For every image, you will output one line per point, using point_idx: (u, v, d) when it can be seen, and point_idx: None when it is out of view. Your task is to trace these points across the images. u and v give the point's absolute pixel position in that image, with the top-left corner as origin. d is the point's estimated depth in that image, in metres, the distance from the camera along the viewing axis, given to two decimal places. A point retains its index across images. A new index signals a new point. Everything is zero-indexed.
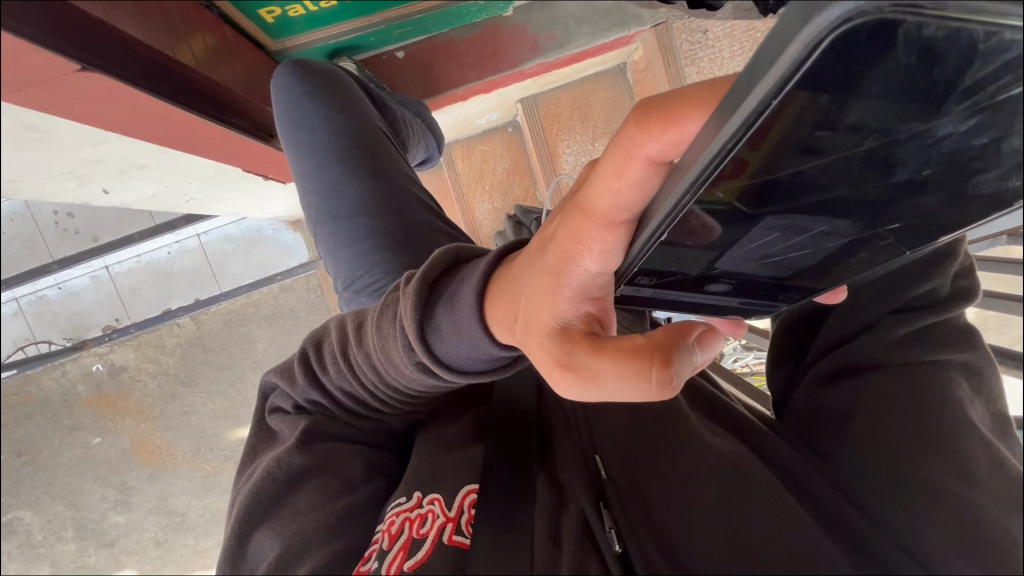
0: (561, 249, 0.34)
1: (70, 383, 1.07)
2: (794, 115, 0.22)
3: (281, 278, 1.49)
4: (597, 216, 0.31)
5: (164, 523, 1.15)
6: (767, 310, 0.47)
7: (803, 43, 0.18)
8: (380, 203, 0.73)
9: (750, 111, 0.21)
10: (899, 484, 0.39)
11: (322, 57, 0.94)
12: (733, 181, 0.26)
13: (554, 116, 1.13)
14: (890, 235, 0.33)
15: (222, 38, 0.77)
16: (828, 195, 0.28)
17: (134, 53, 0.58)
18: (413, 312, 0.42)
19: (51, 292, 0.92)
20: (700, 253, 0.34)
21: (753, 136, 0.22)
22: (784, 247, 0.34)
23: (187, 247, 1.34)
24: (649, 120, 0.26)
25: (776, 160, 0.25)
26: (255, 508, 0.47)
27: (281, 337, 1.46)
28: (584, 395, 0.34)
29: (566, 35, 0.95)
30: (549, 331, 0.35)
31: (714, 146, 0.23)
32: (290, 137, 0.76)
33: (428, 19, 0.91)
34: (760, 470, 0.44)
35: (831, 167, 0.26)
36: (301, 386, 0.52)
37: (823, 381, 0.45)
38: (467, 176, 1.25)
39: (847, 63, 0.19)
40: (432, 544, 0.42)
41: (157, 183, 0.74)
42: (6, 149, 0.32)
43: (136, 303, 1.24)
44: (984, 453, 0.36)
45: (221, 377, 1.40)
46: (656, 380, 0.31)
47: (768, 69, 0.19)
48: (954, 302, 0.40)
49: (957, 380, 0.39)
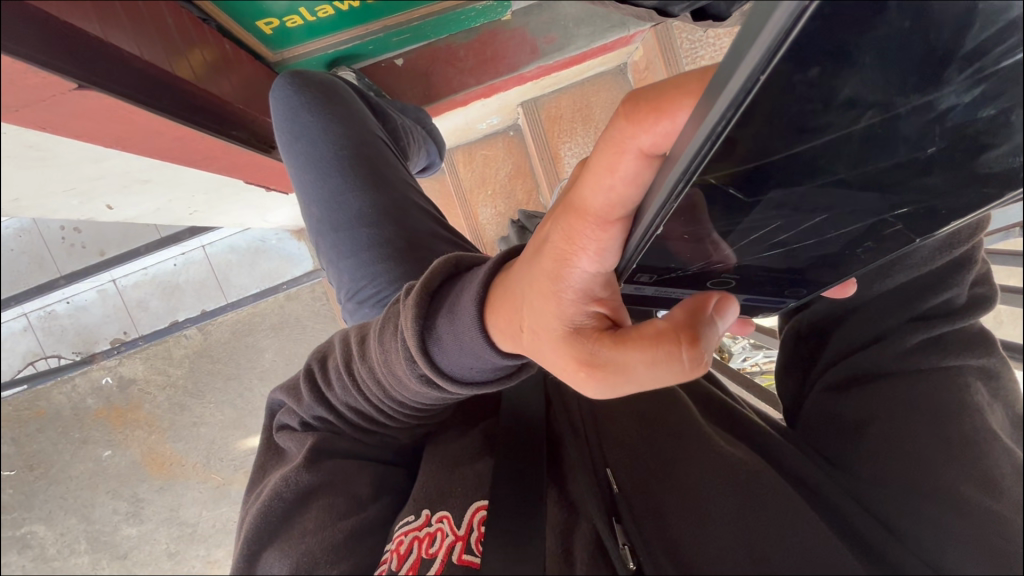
0: (557, 251, 0.33)
1: (81, 397, 1.23)
2: (784, 91, 0.20)
3: (285, 287, 1.31)
4: (590, 214, 0.30)
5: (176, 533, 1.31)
6: (777, 306, 0.47)
7: (785, 12, 0.17)
8: (381, 211, 0.73)
9: (736, 91, 0.19)
10: (920, 492, 0.38)
11: (321, 66, 0.94)
12: (725, 165, 0.24)
13: (555, 119, 1.13)
14: (905, 220, 0.32)
15: (220, 51, 0.78)
16: (831, 178, 0.27)
17: (132, 69, 0.58)
18: (412, 324, 0.42)
19: (59, 309, 1.10)
20: (698, 246, 0.33)
21: (742, 118, 0.21)
22: (792, 238, 0.33)
23: (193, 259, 1.26)
24: (639, 112, 0.25)
25: (769, 141, 0.23)
26: (265, 527, 0.47)
27: (289, 346, 1.32)
28: (614, 392, 0.34)
29: (564, 38, 0.94)
30: (561, 335, 0.34)
31: (702, 131, 0.21)
32: (290, 147, 0.76)
33: (426, 25, 0.90)
34: (773, 480, 0.44)
35: (841, 152, 0.25)
36: (307, 403, 0.52)
37: (838, 385, 0.45)
38: (469, 181, 1.24)
39: (833, 30, 0.18)
40: (440, 565, 0.41)
41: (159, 198, 0.74)
42: (7, 168, 0.32)
43: (144, 316, 1.25)
44: (1006, 461, 0.35)
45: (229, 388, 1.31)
46: (689, 358, 0.31)
47: (750, 42, 0.18)
48: (971, 311, 0.40)
49: (975, 384, 0.39)
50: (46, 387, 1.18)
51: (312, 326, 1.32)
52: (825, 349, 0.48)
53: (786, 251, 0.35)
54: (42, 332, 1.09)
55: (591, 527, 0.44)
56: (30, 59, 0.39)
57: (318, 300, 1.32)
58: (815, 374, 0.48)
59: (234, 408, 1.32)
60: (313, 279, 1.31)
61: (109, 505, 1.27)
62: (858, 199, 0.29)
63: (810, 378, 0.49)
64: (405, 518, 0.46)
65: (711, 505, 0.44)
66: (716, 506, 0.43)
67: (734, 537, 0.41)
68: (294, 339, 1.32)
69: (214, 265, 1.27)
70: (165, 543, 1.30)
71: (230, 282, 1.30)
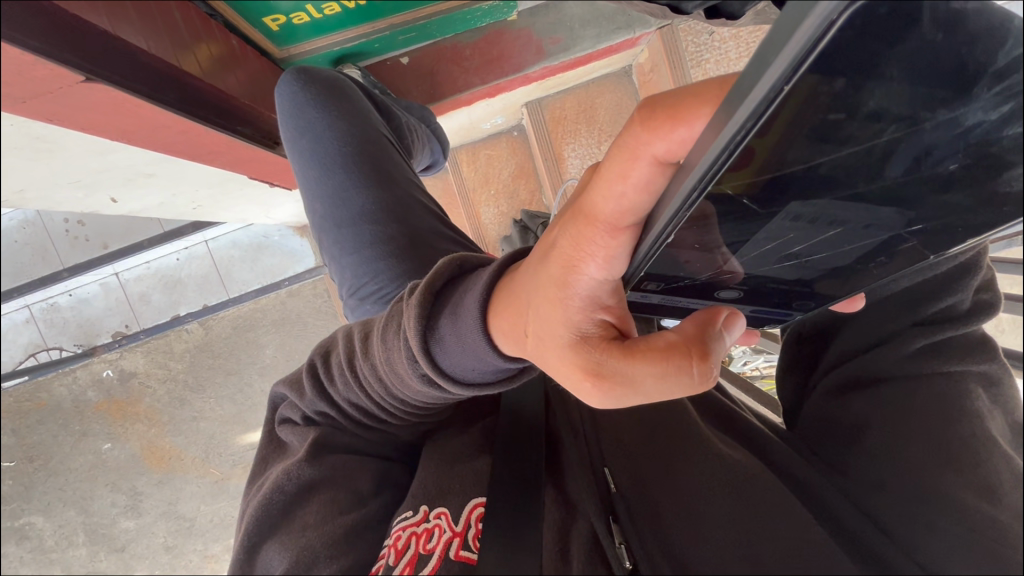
0: (566, 257, 0.33)
1: (81, 390, 1.24)
2: (805, 101, 0.20)
3: (287, 284, 1.31)
4: (600, 221, 0.30)
5: (174, 527, 1.31)
6: (783, 318, 0.47)
7: (816, 21, 0.17)
8: (385, 210, 0.73)
9: (759, 100, 0.19)
10: (918, 498, 0.38)
11: (327, 64, 0.94)
12: (739, 175, 0.24)
13: (559, 120, 1.13)
14: (920, 237, 0.32)
15: (227, 47, 0.78)
16: (848, 192, 0.27)
17: (140, 63, 0.58)
18: (416, 324, 0.42)
19: (62, 301, 1.11)
20: (706, 255, 0.33)
21: (762, 126, 0.21)
22: (802, 249, 0.33)
23: (195, 254, 1.26)
24: (655, 119, 0.25)
25: (784, 151, 0.23)
26: (265, 522, 0.47)
27: (290, 342, 1.33)
28: (618, 402, 0.34)
29: (570, 39, 0.94)
30: (567, 344, 0.35)
31: (720, 141, 0.22)
32: (295, 145, 0.76)
33: (433, 23, 0.90)
34: (771, 482, 0.44)
35: (856, 164, 0.24)
36: (309, 398, 0.52)
37: (839, 390, 0.45)
38: (472, 181, 1.24)
39: (861, 43, 0.18)
40: (438, 560, 0.41)
41: (164, 191, 0.74)
42: (12, 158, 0.33)
43: (145, 309, 1.26)
44: (1008, 470, 0.35)
45: (229, 384, 1.32)
46: (697, 373, 0.32)
47: (779, 51, 0.18)
48: (974, 317, 0.41)
49: (976, 390, 0.39)
50: (47, 378, 1.20)
51: (314, 323, 1.32)
52: (827, 355, 0.48)
53: (795, 264, 0.35)
54: (44, 325, 1.12)
55: (589, 527, 0.44)
56: (37, 51, 0.39)
57: (319, 297, 1.32)
58: (817, 379, 0.48)
59: (234, 404, 1.32)
60: (315, 275, 1.31)
61: (108, 497, 1.28)
62: (872, 213, 0.29)
63: (812, 382, 0.49)
64: (404, 513, 0.46)
65: (709, 508, 0.44)
66: (715, 509, 0.44)
67: (731, 538, 0.41)
68: (295, 335, 1.32)
69: (216, 260, 1.28)
70: (163, 537, 1.31)
71: (232, 277, 1.30)
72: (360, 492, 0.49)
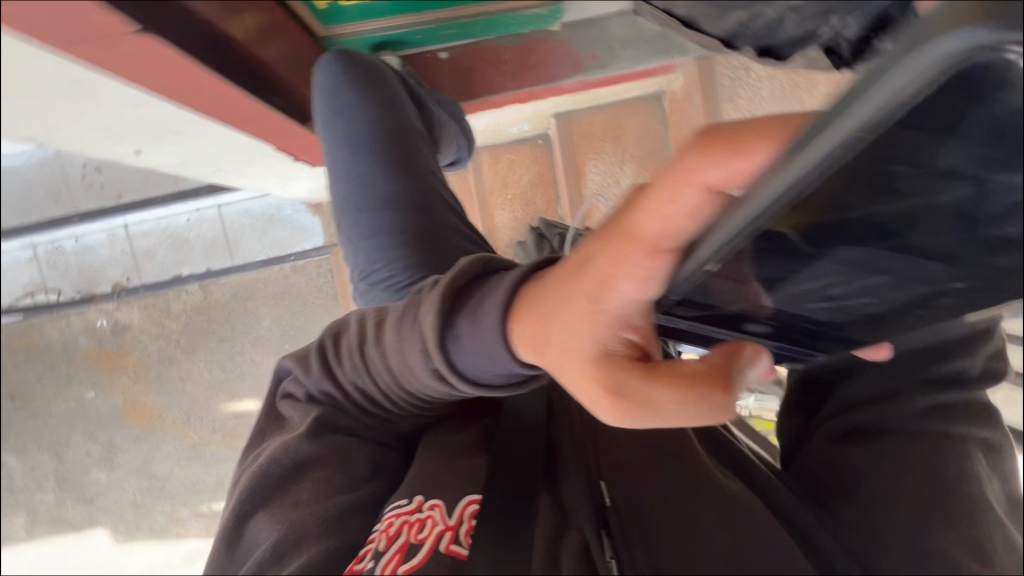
0: (602, 276, 0.35)
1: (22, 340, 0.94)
2: (879, 152, 0.21)
3: (292, 259, 1.20)
4: (642, 245, 0.32)
5: (141, 490, 1.12)
6: (796, 360, 0.47)
7: (924, 69, 0.17)
8: (408, 199, 0.74)
9: (839, 141, 0.20)
10: (907, 550, 0.38)
11: (368, 49, 0.94)
12: (794, 216, 0.25)
13: (587, 135, 1.10)
14: (959, 294, 0.32)
15: (270, 16, 0.77)
16: (899, 242, 0.27)
17: (183, 17, 0.58)
18: (439, 317, 0.42)
19: (67, 244, 0.94)
20: (741, 286, 0.34)
21: (830, 173, 0.22)
22: (842, 292, 0.33)
23: (205, 217, 1.19)
24: (713, 150, 0.27)
25: (845, 197, 0.24)
26: (257, 495, 0.47)
27: (286, 317, 1.15)
28: (635, 421, 0.37)
29: (608, 57, 0.98)
30: (591, 357, 0.37)
31: (787, 177, 0.22)
32: (328, 123, 0.77)
33: (476, 23, 0.91)
34: (765, 515, 0.44)
35: (922, 216, 0.24)
36: (315, 376, 0.52)
37: (840, 436, 0.45)
38: (492, 183, 1.14)
39: (948, 100, 0.19)
40: (427, 552, 0.40)
41: (187, 151, 0.73)
42: None
43: (146, 264, 1.09)
44: (1001, 534, 0.36)
45: (218, 351, 1.12)
46: (715, 402, 0.37)
47: (868, 95, 0.19)
48: (978, 382, 0.43)
49: (975, 455, 0.40)
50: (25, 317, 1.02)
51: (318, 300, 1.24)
52: (829, 399, 0.48)
53: (829, 307, 0.35)
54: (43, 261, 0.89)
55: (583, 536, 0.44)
56: None
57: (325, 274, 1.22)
58: (816, 423, 0.49)
59: None
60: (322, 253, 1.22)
61: (81, 446, 1.01)
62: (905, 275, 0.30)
63: (811, 426, 0.49)
64: (398, 502, 0.46)
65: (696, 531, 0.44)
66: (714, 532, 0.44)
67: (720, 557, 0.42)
68: None
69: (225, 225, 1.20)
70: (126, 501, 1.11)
71: (240, 245, 1.21)
72: (352, 481, 0.49)
